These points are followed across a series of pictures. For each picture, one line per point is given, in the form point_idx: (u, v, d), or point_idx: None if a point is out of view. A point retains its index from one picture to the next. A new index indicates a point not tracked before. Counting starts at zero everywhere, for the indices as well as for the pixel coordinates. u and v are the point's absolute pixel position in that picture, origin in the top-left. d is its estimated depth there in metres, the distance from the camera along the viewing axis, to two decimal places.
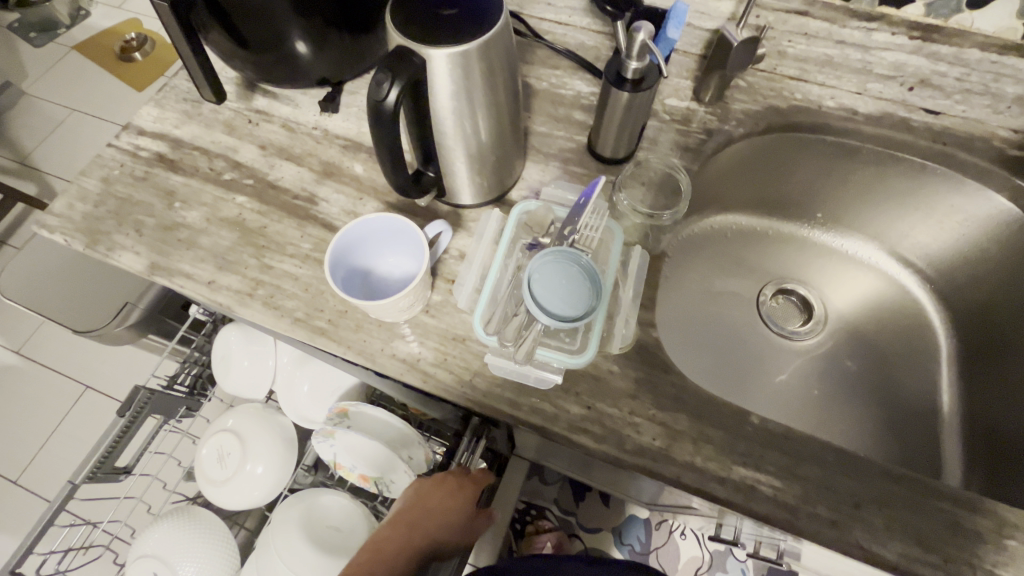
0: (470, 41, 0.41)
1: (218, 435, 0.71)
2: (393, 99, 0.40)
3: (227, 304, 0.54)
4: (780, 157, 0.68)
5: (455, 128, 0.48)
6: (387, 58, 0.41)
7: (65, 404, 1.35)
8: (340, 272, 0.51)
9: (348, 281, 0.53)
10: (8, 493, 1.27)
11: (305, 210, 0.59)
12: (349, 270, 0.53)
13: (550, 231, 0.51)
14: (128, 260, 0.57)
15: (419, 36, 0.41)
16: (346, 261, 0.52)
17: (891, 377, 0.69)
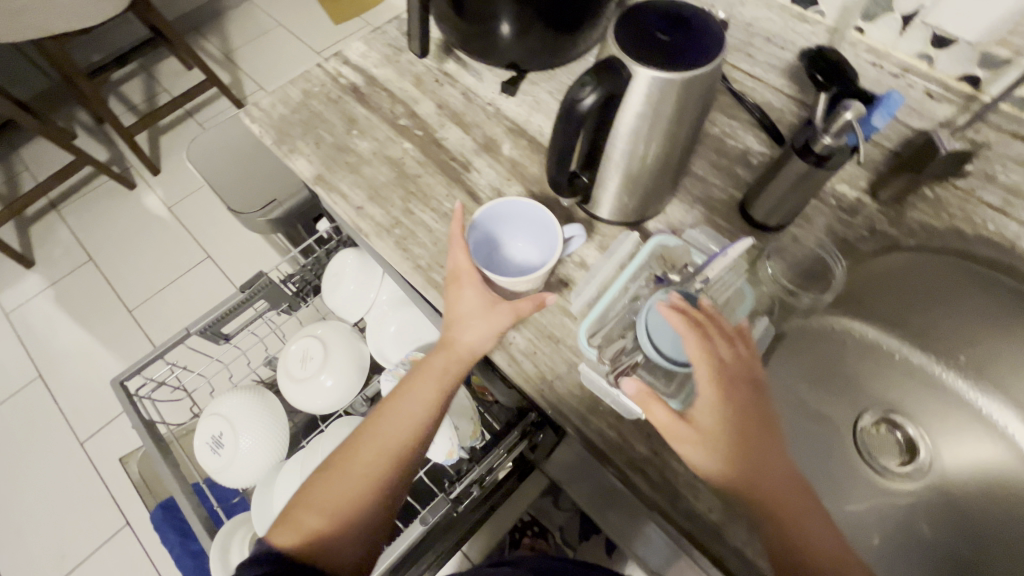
0: (679, 71, 0.42)
1: (302, 340, 0.77)
2: (588, 103, 0.43)
3: (365, 231, 0.60)
4: (934, 283, 0.61)
5: (624, 150, 0.49)
6: (596, 66, 0.43)
7: (188, 263, 1.55)
8: (476, 233, 0.55)
9: (477, 245, 0.56)
10: (119, 317, 1.48)
11: (456, 174, 0.63)
12: (480, 237, 0.56)
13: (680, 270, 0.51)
14: (301, 165, 0.65)
15: (633, 51, 0.43)
16: (486, 226, 0.56)
17: (979, 556, 0.59)
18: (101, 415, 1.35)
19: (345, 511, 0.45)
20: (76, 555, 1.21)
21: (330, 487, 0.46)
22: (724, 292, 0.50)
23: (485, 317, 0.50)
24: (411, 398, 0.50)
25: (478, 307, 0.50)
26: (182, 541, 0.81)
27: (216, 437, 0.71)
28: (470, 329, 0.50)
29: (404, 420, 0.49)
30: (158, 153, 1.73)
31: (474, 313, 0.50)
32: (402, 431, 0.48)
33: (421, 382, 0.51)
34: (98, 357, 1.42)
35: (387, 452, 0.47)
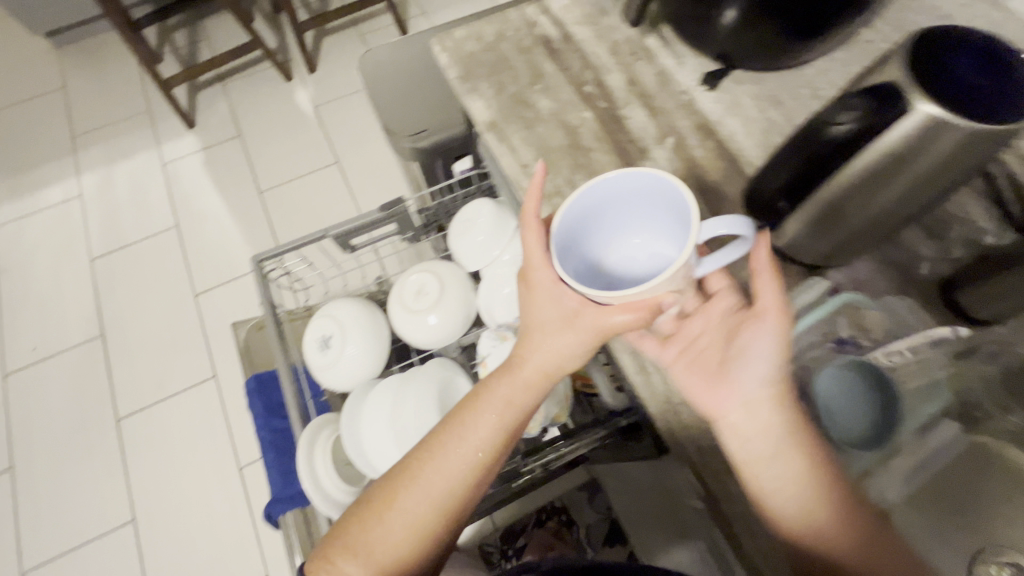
0: (967, 120, 0.35)
1: (422, 273, 0.77)
2: (842, 129, 0.40)
3: (526, 192, 0.58)
4: None
5: (839, 195, 0.43)
6: (871, 88, 0.39)
7: (318, 164, 1.64)
8: (573, 261, 0.47)
9: (579, 273, 0.48)
10: (249, 196, 1.61)
11: (631, 159, 0.59)
12: (580, 261, 0.48)
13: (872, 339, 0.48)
14: (477, 107, 0.63)
15: (919, 82, 0.36)
16: (579, 252, 0.48)
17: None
18: (216, 276, 1.50)
19: (415, 533, 0.49)
20: (170, 389, 1.37)
21: (397, 514, 0.49)
22: (916, 379, 0.45)
23: (570, 331, 0.48)
24: (475, 423, 0.51)
25: (558, 338, 0.49)
26: (265, 415, 0.89)
27: (325, 338, 0.73)
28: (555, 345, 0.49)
29: (464, 439, 0.50)
30: (318, 53, 1.82)
31: (559, 336, 0.49)
32: (467, 454, 0.50)
33: (484, 405, 0.51)
34: (226, 226, 1.56)
35: (454, 476, 0.50)
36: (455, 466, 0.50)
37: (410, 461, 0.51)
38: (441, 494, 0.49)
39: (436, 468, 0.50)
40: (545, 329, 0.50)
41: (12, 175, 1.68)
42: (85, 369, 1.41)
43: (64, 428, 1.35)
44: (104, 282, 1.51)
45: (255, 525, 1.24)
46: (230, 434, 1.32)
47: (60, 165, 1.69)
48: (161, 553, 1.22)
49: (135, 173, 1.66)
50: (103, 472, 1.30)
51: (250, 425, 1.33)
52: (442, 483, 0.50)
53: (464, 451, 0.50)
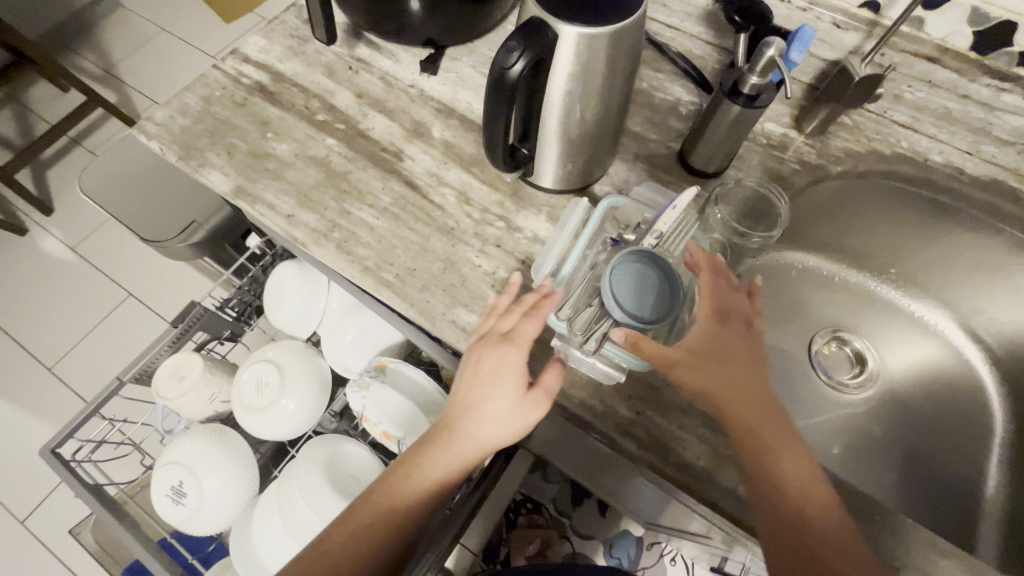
0: (618, 19, 0.42)
1: (252, 366, 0.70)
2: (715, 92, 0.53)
3: (302, 241, 0.55)
4: (865, 203, 0.67)
5: (561, 107, 0.47)
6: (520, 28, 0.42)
7: (105, 307, 1.40)
8: (182, 485, 0.64)
9: (181, 492, 0.64)
10: (37, 378, 1.32)
11: (389, 164, 0.59)
12: (178, 488, 0.64)
13: (636, 229, 0.52)
14: (216, 179, 0.58)
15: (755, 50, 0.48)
16: (183, 484, 0.64)
17: (920, 447, 0.68)
18: (40, 487, 1.22)
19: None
20: None
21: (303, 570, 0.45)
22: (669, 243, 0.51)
23: (516, 396, 0.45)
24: (408, 483, 0.47)
25: (497, 392, 0.46)
26: None
27: (176, 487, 0.64)
28: (496, 398, 0.46)
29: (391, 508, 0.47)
30: (46, 189, 1.54)
31: (501, 375, 0.46)
32: (381, 528, 0.46)
33: (426, 452, 0.48)
34: (24, 426, 1.27)
35: (376, 535, 0.46)
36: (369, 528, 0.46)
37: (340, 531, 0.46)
38: (363, 545, 0.45)
39: (353, 526, 0.46)
40: (485, 371, 0.46)
41: None
42: None
43: None
44: None
45: None
46: None
47: None
48: None
49: None
50: None
51: None
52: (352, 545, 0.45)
53: (398, 501, 0.47)
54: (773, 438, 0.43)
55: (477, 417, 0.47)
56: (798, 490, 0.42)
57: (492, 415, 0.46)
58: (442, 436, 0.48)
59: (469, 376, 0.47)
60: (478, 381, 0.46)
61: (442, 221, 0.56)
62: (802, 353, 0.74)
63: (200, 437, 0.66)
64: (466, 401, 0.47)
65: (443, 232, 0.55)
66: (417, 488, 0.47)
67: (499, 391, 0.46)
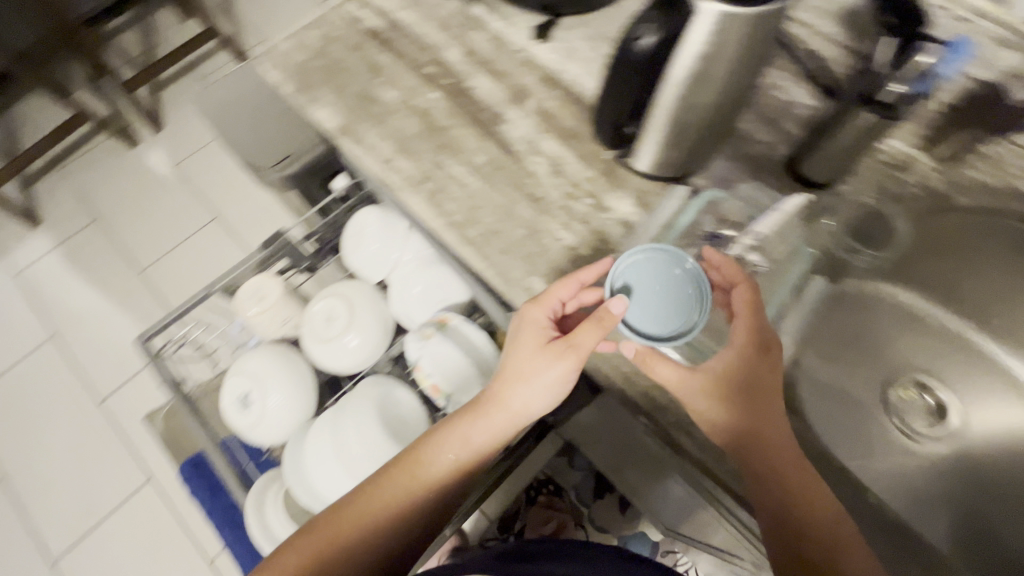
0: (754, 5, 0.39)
1: (325, 299, 0.74)
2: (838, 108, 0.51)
3: (395, 186, 0.57)
4: (986, 243, 0.60)
5: (679, 86, 0.45)
6: (660, 1, 0.43)
7: (194, 224, 1.51)
8: (250, 394, 0.69)
9: (249, 401, 0.69)
10: (129, 277, 1.46)
11: (487, 125, 0.60)
12: (247, 397, 0.69)
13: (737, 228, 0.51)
14: (324, 115, 0.61)
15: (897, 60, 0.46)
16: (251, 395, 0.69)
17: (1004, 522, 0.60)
18: (118, 375, 1.36)
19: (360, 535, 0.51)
20: (103, 508, 1.24)
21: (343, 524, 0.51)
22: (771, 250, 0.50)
23: (551, 356, 0.49)
24: (436, 455, 0.52)
25: (541, 378, 0.50)
26: (211, 496, 0.83)
27: (245, 396, 0.69)
28: (534, 366, 0.50)
29: (423, 475, 0.52)
30: (159, 108, 1.67)
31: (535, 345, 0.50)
32: (415, 488, 0.52)
33: (454, 429, 0.53)
34: (112, 319, 1.41)
35: (403, 499, 0.52)
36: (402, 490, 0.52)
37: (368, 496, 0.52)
38: (391, 511, 0.51)
39: (390, 488, 0.52)
40: (522, 342, 0.51)
41: None
42: None
43: None
44: None
45: None
46: (186, 532, 1.21)
47: None
48: None
49: None
50: None
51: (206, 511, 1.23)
52: (388, 506, 0.51)
53: (421, 473, 0.52)
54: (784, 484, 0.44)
55: (517, 381, 0.51)
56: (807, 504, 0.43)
57: (535, 382, 0.50)
58: (481, 402, 0.53)
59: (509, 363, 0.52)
60: (517, 370, 0.51)
61: (531, 188, 0.56)
62: (877, 393, 0.68)
63: (272, 355, 0.71)
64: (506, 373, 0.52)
65: (530, 200, 0.55)
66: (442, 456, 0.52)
67: (533, 360, 0.50)
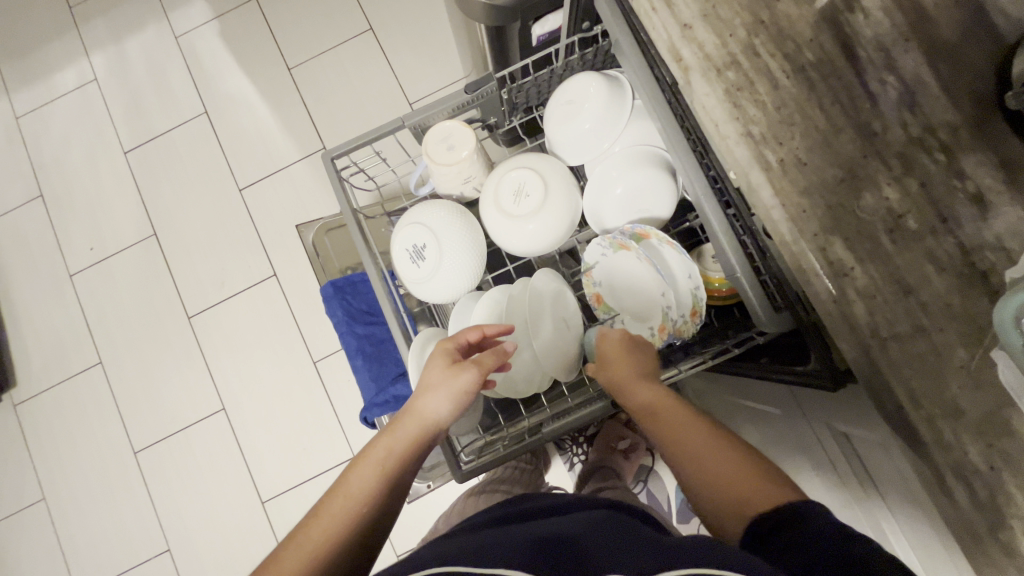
0: None
1: (519, 168, 0.66)
2: None
3: (685, 64, 0.45)
4: None
5: None
6: None
7: (349, 32, 1.40)
8: (425, 247, 0.65)
9: (422, 253, 0.65)
10: (280, 73, 1.42)
11: (834, 9, 0.44)
12: (421, 248, 0.65)
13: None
14: None
15: None
16: (426, 248, 0.65)
17: None
18: (258, 169, 1.39)
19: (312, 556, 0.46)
20: (234, 287, 1.37)
21: None
22: None
23: (454, 374, 0.56)
24: (361, 472, 0.51)
25: (448, 387, 0.55)
26: (347, 321, 0.86)
27: (417, 247, 0.65)
28: (437, 391, 0.55)
29: (352, 492, 0.50)
30: None
31: (442, 374, 0.56)
32: (343, 509, 0.49)
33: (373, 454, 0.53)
34: (260, 111, 1.41)
35: (346, 509, 0.49)
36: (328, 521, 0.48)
37: (305, 519, 0.49)
38: (336, 521, 0.48)
39: (321, 522, 0.48)
40: (430, 379, 0.56)
41: (21, 59, 1.53)
42: (147, 268, 1.41)
43: (139, 328, 1.39)
44: (144, 179, 1.44)
45: (337, 415, 1.29)
46: (298, 332, 1.33)
47: (67, 44, 1.51)
48: (253, 439, 1.31)
49: (148, 52, 1.48)
50: (187, 366, 1.36)
51: (318, 321, 1.33)
52: (316, 542, 0.47)
53: (358, 483, 0.51)
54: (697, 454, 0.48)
55: (423, 400, 0.55)
56: (706, 447, 0.48)
57: (438, 400, 0.55)
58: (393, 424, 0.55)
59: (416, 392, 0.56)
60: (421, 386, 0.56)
61: (866, 117, 0.42)
62: None
63: (453, 216, 0.66)
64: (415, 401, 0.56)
65: (861, 135, 0.42)
66: (375, 469, 0.52)
67: (439, 389, 0.55)
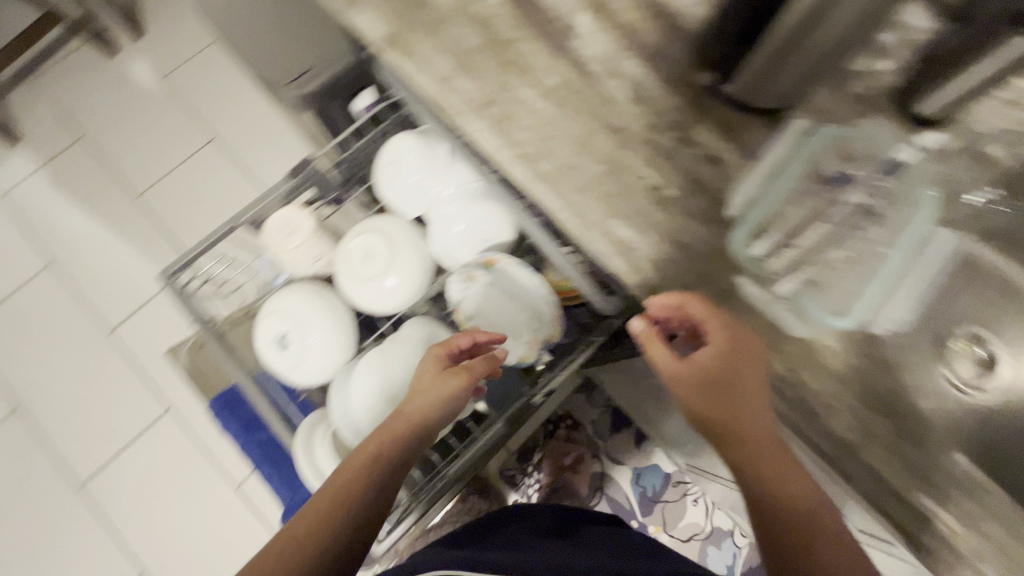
0: None
1: (363, 234, 0.68)
2: None
3: (455, 110, 0.50)
4: None
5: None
6: None
7: (191, 146, 1.39)
8: (289, 334, 0.65)
9: (287, 340, 0.65)
10: (126, 203, 1.37)
11: (560, 40, 0.52)
12: (285, 336, 0.65)
13: (863, 168, 0.46)
14: (366, 22, 0.52)
15: None
16: (290, 334, 0.65)
17: None
18: (125, 304, 1.31)
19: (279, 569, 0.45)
20: (125, 436, 1.25)
21: None
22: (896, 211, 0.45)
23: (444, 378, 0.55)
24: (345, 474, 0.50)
25: (438, 392, 0.54)
26: (244, 430, 0.82)
27: (282, 336, 0.65)
28: (428, 393, 0.54)
29: (320, 509, 0.49)
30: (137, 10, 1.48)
31: (433, 378, 0.55)
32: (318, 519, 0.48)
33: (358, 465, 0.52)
34: (112, 246, 1.34)
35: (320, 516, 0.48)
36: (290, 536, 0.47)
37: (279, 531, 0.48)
38: (308, 529, 0.47)
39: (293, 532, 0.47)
40: (422, 382, 0.55)
41: None
42: (17, 448, 1.25)
43: (20, 519, 1.21)
44: None
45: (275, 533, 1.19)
46: (210, 461, 1.23)
47: None
48: None
49: None
50: (88, 542, 1.20)
51: (228, 441, 1.24)
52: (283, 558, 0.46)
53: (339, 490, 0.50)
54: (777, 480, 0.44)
55: (413, 402, 0.54)
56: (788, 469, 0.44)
57: (427, 403, 0.54)
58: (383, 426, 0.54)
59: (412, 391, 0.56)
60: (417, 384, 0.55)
61: (611, 116, 0.50)
62: None
63: (311, 298, 0.67)
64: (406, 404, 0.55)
65: (611, 132, 0.49)
66: (357, 477, 0.50)
67: (430, 390, 0.54)
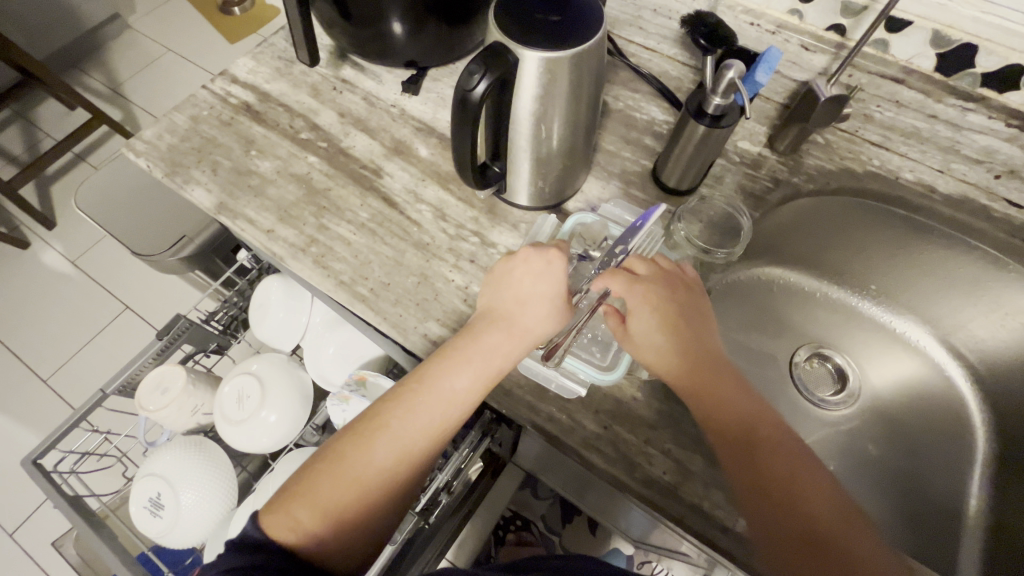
0: (562, 49, 0.43)
1: (238, 378, 0.71)
2: (666, 125, 0.65)
3: (280, 255, 0.56)
4: (830, 217, 0.67)
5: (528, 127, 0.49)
6: (512, 18, 0.44)
7: (102, 320, 1.41)
8: (162, 495, 0.64)
9: (160, 502, 0.64)
10: (32, 389, 1.34)
11: (369, 181, 0.61)
12: (158, 497, 0.64)
13: (602, 246, 0.54)
14: (200, 195, 0.60)
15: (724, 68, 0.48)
16: (163, 495, 0.64)
17: (915, 476, 0.66)
18: (29, 499, 1.22)
19: (352, 500, 0.41)
20: None
21: (294, 510, 0.40)
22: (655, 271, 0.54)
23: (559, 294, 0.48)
24: (427, 400, 0.44)
25: (549, 300, 0.47)
26: None
27: (154, 499, 0.64)
28: (537, 303, 0.47)
29: (392, 450, 0.42)
30: (49, 204, 1.57)
31: (544, 280, 0.48)
32: (400, 452, 0.42)
33: (431, 399, 0.44)
34: (15, 437, 1.28)
35: (400, 451, 0.43)
36: (353, 481, 0.41)
37: (350, 443, 0.43)
38: (386, 464, 0.42)
39: (366, 464, 0.42)
40: (530, 272, 0.48)
41: None
42: None
43: None
44: None
45: None
46: None
47: None
48: None
49: None
50: None
51: None
52: (358, 484, 0.41)
53: (424, 420, 0.44)
54: (790, 469, 0.41)
55: (518, 306, 0.47)
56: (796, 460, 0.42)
57: (533, 312, 0.47)
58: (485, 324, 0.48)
59: (509, 298, 0.48)
60: (502, 278, 0.49)
61: (417, 236, 0.57)
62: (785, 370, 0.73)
63: (185, 453, 0.66)
64: (509, 302, 0.48)
65: (418, 248, 0.57)
66: (449, 409, 0.45)
67: (539, 294, 0.47)
